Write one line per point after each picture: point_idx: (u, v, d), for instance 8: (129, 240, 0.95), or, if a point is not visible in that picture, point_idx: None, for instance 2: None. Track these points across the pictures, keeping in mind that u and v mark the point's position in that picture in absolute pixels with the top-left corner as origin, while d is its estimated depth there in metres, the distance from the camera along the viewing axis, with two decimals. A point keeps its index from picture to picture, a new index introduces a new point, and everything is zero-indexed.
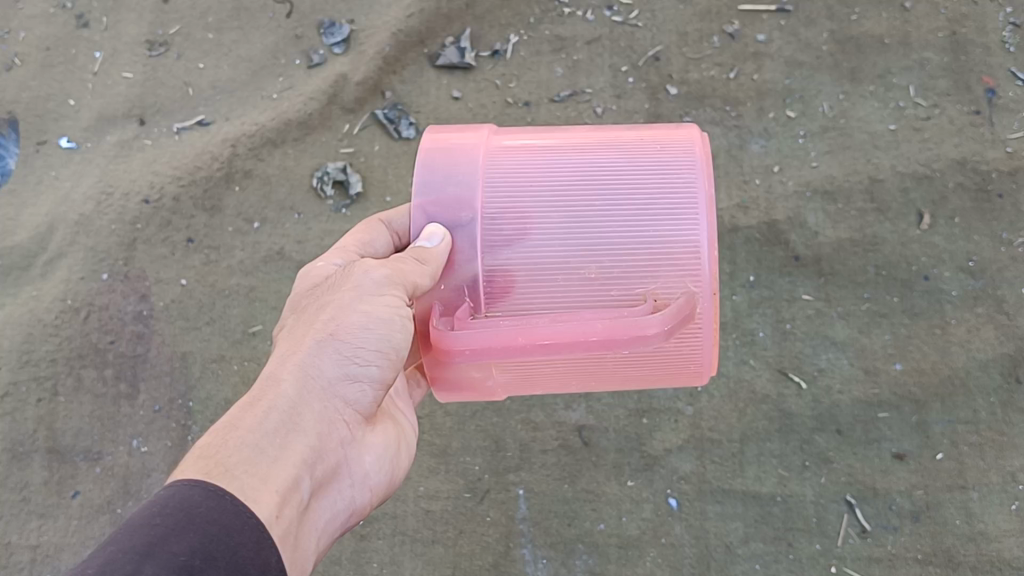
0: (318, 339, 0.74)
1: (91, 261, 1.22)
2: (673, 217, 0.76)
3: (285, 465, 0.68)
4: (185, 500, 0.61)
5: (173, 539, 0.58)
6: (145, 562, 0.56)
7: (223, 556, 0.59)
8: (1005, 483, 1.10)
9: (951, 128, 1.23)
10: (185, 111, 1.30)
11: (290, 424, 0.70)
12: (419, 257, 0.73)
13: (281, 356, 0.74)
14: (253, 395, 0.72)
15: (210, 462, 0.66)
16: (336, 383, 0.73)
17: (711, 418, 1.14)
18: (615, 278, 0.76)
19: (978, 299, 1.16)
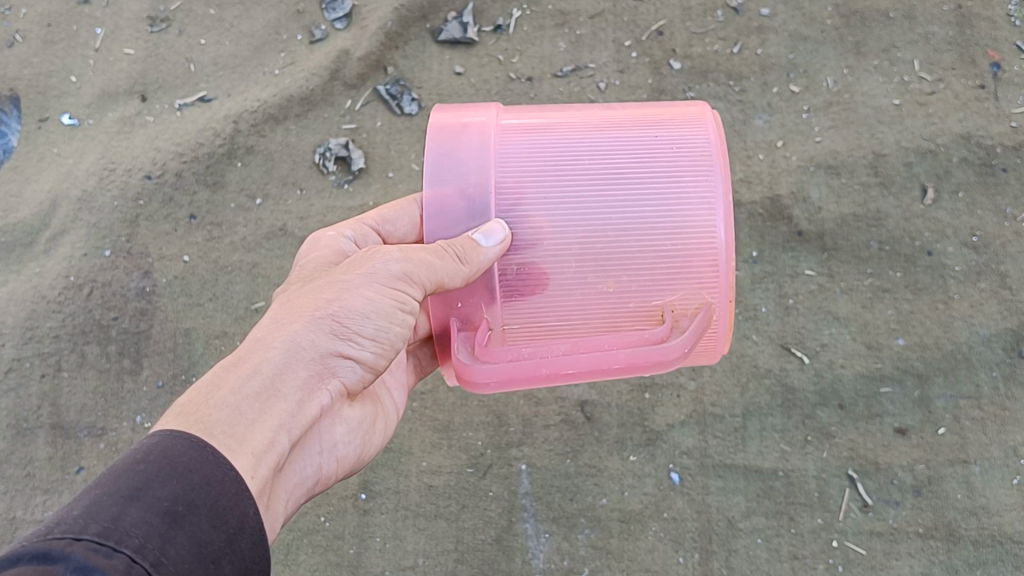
0: (317, 316, 0.71)
1: (93, 238, 1.22)
2: (692, 182, 0.76)
3: (266, 428, 0.66)
4: (168, 449, 0.60)
5: (155, 485, 0.57)
6: (130, 505, 0.55)
7: (204, 503, 0.58)
8: (1007, 457, 1.10)
9: (956, 102, 1.23)
10: (186, 88, 1.30)
11: (274, 389, 0.68)
12: (459, 255, 0.71)
13: (276, 324, 0.72)
14: (239, 356, 0.70)
15: (189, 417, 0.64)
16: (326, 357, 0.71)
17: (713, 393, 1.14)
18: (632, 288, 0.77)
19: (981, 274, 1.16)
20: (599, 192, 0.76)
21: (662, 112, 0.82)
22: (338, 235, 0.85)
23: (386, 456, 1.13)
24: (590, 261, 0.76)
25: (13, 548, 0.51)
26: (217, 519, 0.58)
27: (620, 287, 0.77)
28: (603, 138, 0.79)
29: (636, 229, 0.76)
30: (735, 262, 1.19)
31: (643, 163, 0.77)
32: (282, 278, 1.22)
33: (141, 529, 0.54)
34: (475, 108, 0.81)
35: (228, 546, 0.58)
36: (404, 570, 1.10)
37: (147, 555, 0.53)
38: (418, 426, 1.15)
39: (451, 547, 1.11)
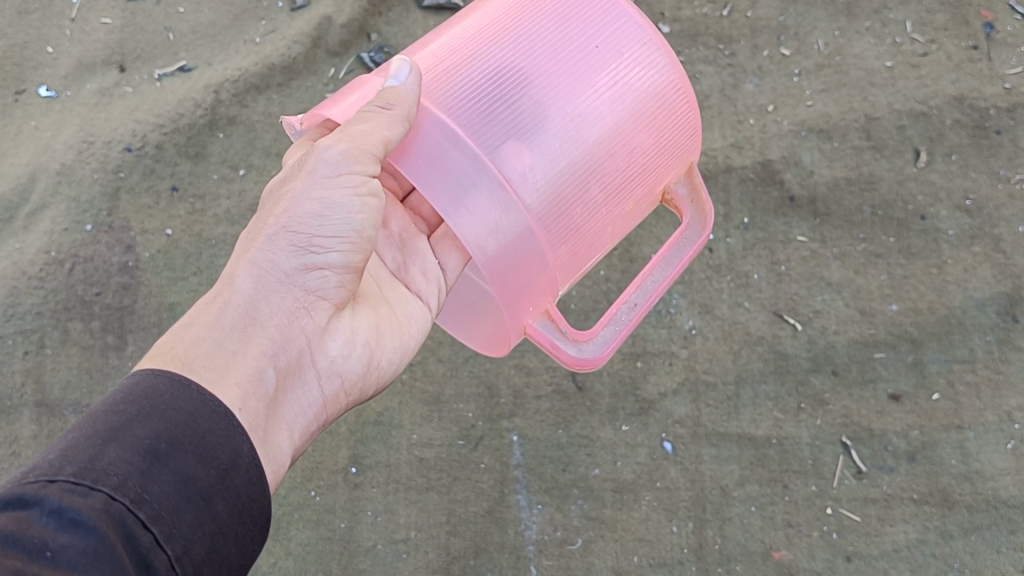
0: (273, 231, 0.73)
1: (74, 212, 1.20)
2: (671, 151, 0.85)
3: (247, 356, 0.67)
4: (150, 389, 0.60)
5: (137, 424, 0.57)
6: (110, 444, 0.56)
7: (190, 440, 0.58)
8: (1001, 421, 1.09)
9: (949, 63, 1.21)
10: (166, 57, 1.27)
11: (249, 317, 0.70)
12: (383, 102, 0.71)
13: (245, 253, 0.73)
14: (212, 293, 0.72)
15: (165, 356, 0.65)
16: (296, 273, 0.73)
17: (706, 360, 1.13)
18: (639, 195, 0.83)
19: (975, 238, 1.15)
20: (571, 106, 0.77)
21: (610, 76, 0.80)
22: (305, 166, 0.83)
23: (377, 429, 1.13)
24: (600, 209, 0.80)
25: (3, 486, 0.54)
26: (204, 456, 0.58)
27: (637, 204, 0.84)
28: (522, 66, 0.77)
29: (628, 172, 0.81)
30: (726, 229, 1.17)
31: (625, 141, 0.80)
32: None
33: (120, 469, 0.54)
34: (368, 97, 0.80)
35: (219, 483, 0.58)
36: (397, 543, 1.09)
37: (127, 493, 0.54)
38: (408, 398, 1.14)
39: (443, 520, 1.10)
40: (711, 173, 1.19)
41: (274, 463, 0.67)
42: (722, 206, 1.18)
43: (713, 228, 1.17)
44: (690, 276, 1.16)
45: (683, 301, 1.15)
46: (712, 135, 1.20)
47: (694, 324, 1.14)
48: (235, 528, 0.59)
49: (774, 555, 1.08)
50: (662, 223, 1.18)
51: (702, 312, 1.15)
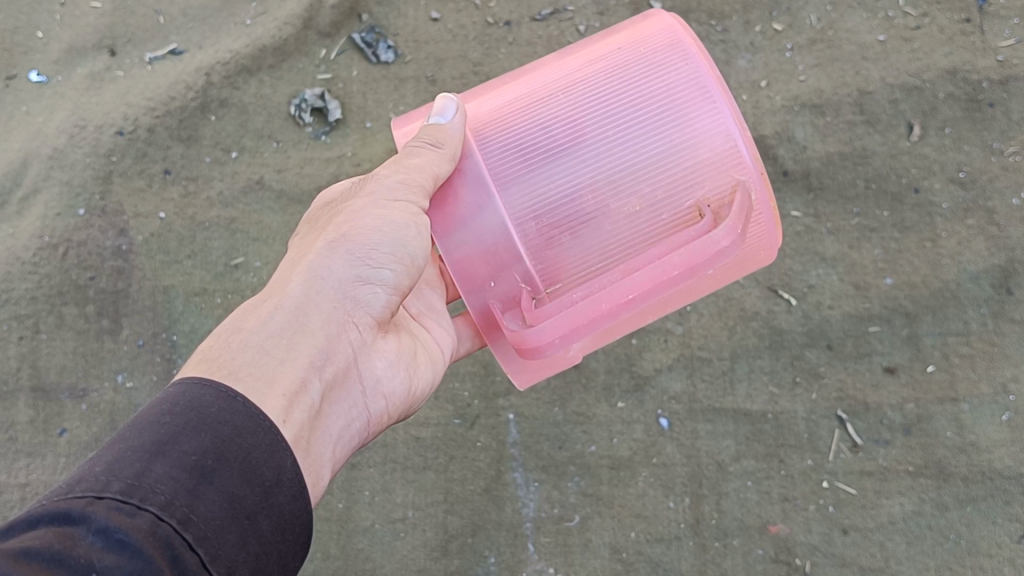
0: (330, 242, 0.74)
1: (66, 197, 1.20)
2: (687, 142, 0.71)
3: (294, 365, 0.68)
4: (196, 400, 0.59)
5: (183, 439, 0.56)
6: (156, 460, 0.54)
7: (236, 457, 0.57)
8: (996, 393, 1.09)
9: (941, 37, 1.21)
10: (156, 40, 1.27)
11: (296, 326, 0.70)
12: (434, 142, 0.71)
13: (296, 266, 0.74)
14: (266, 296, 0.73)
15: (215, 363, 0.65)
16: (348, 286, 0.73)
17: (701, 336, 1.13)
18: (653, 196, 0.71)
19: (969, 211, 1.15)
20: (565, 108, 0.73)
21: (632, 66, 0.75)
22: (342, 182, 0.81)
23: None
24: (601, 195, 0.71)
25: (41, 505, 0.51)
26: (249, 473, 0.57)
27: (642, 200, 0.71)
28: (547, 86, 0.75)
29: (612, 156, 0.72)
30: None
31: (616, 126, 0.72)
32: (262, 233, 1.20)
33: (167, 486, 0.53)
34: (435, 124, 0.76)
35: (263, 502, 0.57)
36: (394, 523, 1.10)
37: (175, 512, 0.52)
38: None
39: (440, 498, 1.10)
40: None
41: (315, 476, 0.67)
42: None
43: None
44: None
45: None
46: None
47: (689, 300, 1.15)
48: (277, 546, 0.58)
49: (770, 529, 1.08)
50: None
51: None
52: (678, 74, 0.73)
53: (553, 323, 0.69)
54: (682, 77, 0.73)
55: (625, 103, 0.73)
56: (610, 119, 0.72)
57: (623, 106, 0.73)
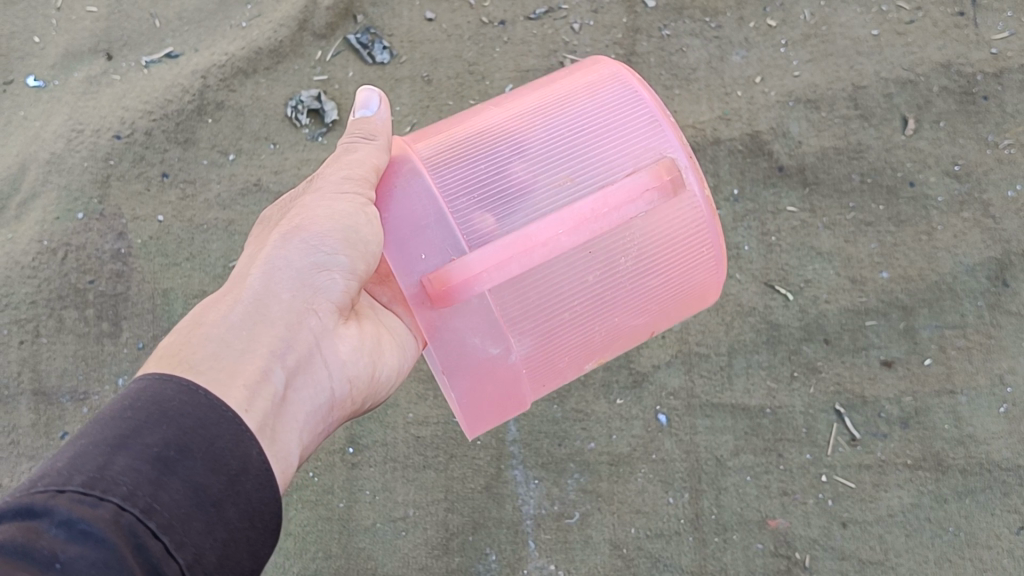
0: (285, 233, 0.72)
1: (65, 201, 1.20)
2: (614, 138, 0.76)
3: (253, 358, 0.66)
4: (157, 394, 0.58)
5: (145, 431, 0.55)
6: (117, 454, 0.54)
7: (199, 447, 0.56)
8: (993, 385, 1.10)
9: (935, 30, 1.21)
10: (153, 44, 1.28)
11: (256, 318, 0.68)
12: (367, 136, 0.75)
13: (253, 262, 0.72)
14: (225, 291, 0.71)
15: (171, 358, 0.64)
16: (306, 274, 0.71)
17: (699, 332, 1.14)
18: (586, 176, 0.74)
19: (964, 204, 1.15)
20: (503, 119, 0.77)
21: (565, 92, 0.80)
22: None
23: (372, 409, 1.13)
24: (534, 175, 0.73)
25: (6, 501, 0.51)
26: (214, 462, 0.56)
27: (573, 177, 0.73)
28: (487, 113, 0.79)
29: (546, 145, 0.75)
30: (716, 201, 1.18)
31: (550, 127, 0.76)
32: None
33: (129, 478, 0.52)
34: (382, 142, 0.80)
35: (230, 488, 0.57)
36: (395, 521, 1.10)
37: (138, 502, 0.51)
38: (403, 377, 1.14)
39: (441, 496, 1.11)
40: (700, 145, 1.19)
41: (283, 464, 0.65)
42: (711, 178, 1.18)
43: None
44: None
45: None
46: (700, 107, 1.21)
47: None
48: (246, 533, 0.57)
49: (770, 523, 1.09)
50: None
51: None
52: (607, 92, 0.79)
53: (482, 252, 0.68)
54: (611, 98, 0.79)
55: (558, 113, 0.77)
56: (545, 123, 0.76)
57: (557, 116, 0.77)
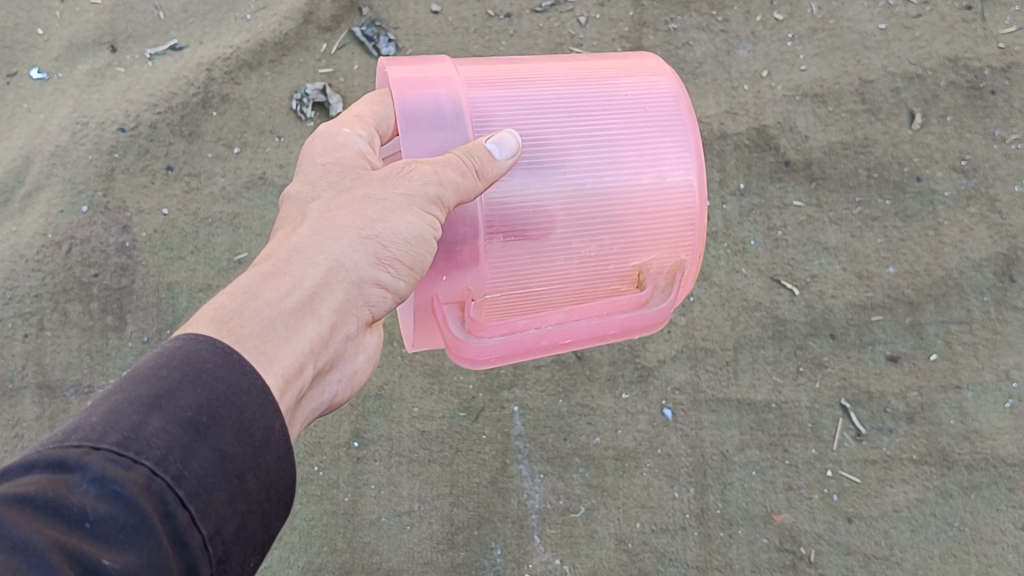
0: (359, 235, 0.67)
1: (70, 194, 1.20)
2: (657, 217, 0.76)
3: (298, 347, 0.63)
4: (192, 354, 0.57)
5: (180, 393, 0.54)
6: (152, 414, 0.52)
7: (229, 415, 0.55)
8: (999, 380, 1.10)
9: (942, 25, 1.21)
10: (157, 36, 1.27)
11: (306, 307, 0.65)
12: (479, 170, 0.67)
13: (315, 231, 0.68)
14: (278, 263, 0.66)
15: (225, 325, 0.61)
16: (364, 281, 0.68)
17: (705, 327, 1.14)
18: (613, 254, 0.76)
19: (971, 199, 1.15)
20: (567, 139, 0.74)
21: (628, 118, 0.77)
22: (353, 132, 0.76)
23: (377, 403, 1.13)
24: (575, 240, 0.74)
25: (45, 447, 0.50)
26: (242, 432, 0.55)
27: (602, 249, 0.76)
28: (550, 110, 0.75)
29: (600, 201, 0.74)
30: (722, 196, 1.17)
31: (609, 174, 0.74)
32: (265, 228, 1.20)
33: (162, 441, 0.51)
34: (430, 62, 0.77)
35: (254, 461, 0.55)
36: (400, 516, 1.10)
37: (169, 468, 0.50)
38: (409, 371, 1.14)
39: (446, 491, 1.11)
40: (706, 140, 1.18)
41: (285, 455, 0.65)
42: (717, 173, 1.18)
43: (709, 195, 1.17)
44: None
45: None
46: (706, 102, 1.20)
47: (692, 291, 1.15)
48: (262, 506, 0.56)
49: (775, 518, 1.08)
50: None
51: (700, 280, 1.15)
52: (669, 126, 0.77)
53: (500, 342, 0.72)
54: (670, 144, 0.77)
55: (621, 157, 0.75)
56: (605, 168, 0.74)
57: (616, 163, 0.75)
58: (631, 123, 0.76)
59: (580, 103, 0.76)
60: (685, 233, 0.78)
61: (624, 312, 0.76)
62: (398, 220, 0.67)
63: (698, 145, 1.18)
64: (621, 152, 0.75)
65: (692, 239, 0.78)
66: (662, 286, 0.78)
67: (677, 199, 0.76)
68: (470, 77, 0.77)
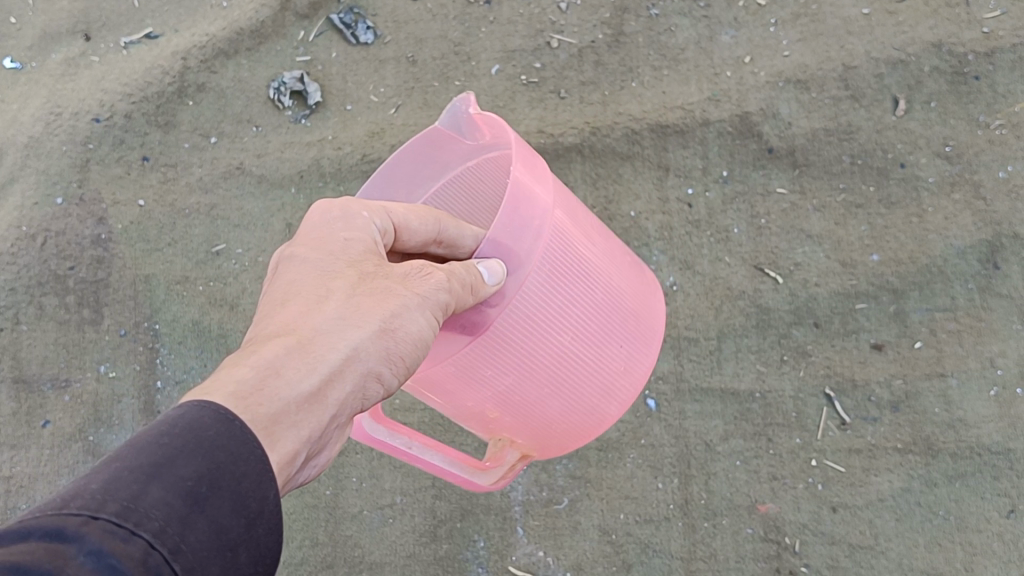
0: (376, 324, 0.65)
1: (44, 185, 1.18)
2: (557, 429, 0.84)
3: (303, 437, 0.60)
4: (195, 422, 0.54)
5: (180, 461, 0.52)
6: (151, 483, 0.50)
7: (227, 485, 0.53)
8: (983, 368, 1.08)
9: (926, 9, 1.19)
10: (132, 24, 1.25)
11: (318, 391, 0.61)
12: (471, 288, 0.69)
13: (339, 310, 0.64)
14: (299, 334, 0.63)
15: (245, 397, 0.57)
16: (372, 373, 0.65)
17: (687, 316, 1.13)
18: (502, 422, 0.83)
19: (955, 185, 1.14)
20: (574, 338, 0.78)
21: (614, 356, 0.83)
22: (371, 220, 0.71)
23: None
24: (496, 399, 0.80)
25: (28, 518, 0.46)
26: (238, 504, 0.53)
27: (500, 416, 0.83)
28: (580, 302, 0.78)
29: (546, 394, 0.80)
30: (705, 183, 1.17)
31: (569, 381, 0.80)
32: (243, 219, 1.19)
33: (161, 513, 0.49)
34: (541, 177, 0.75)
35: (246, 533, 0.53)
36: (383, 508, 1.10)
37: (166, 542, 0.48)
38: None
39: (428, 483, 1.10)
40: (689, 127, 1.18)
41: None
42: (700, 160, 1.17)
43: (692, 181, 1.17)
44: (669, 232, 1.15)
45: (663, 257, 1.15)
46: (689, 88, 1.19)
47: (674, 280, 1.15)
48: None
49: (759, 508, 1.08)
50: (640, 179, 1.18)
51: (682, 268, 1.15)
52: (628, 386, 0.85)
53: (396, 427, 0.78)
54: (614, 404, 0.84)
55: (586, 378, 0.81)
56: (572, 379, 0.80)
57: (580, 378, 0.80)
58: (607, 359, 0.82)
59: (602, 310, 0.80)
60: (571, 443, 0.87)
61: (467, 479, 0.84)
62: (413, 319, 0.66)
63: (681, 131, 1.18)
64: (590, 372, 0.81)
65: (555, 449, 0.88)
66: (506, 466, 0.86)
67: (584, 426, 0.85)
68: (558, 222, 0.76)
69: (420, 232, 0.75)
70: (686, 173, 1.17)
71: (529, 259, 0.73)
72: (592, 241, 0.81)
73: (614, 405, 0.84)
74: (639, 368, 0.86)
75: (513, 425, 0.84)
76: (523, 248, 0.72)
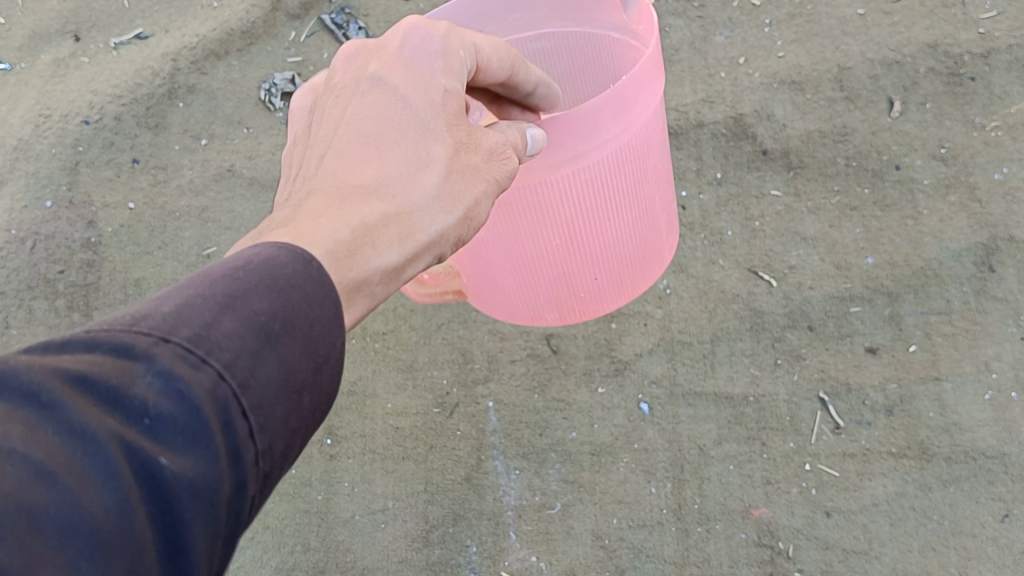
0: (456, 208, 0.63)
1: (33, 188, 1.18)
2: (514, 306, 0.87)
3: (375, 299, 0.58)
4: (272, 260, 0.49)
5: (256, 297, 0.46)
6: (225, 315, 0.44)
7: (302, 328, 0.48)
8: (979, 372, 1.08)
9: (922, 9, 1.19)
10: (121, 25, 1.24)
11: (397, 250, 0.60)
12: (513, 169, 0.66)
13: (429, 178, 0.62)
14: (383, 194, 0.60)
15: (341, 254, 0.55)
16: (436, 251, 0.64)
17: (681, 320, 1.12)
18: (481, 285, 0.86)
19: (950, 187, 1.13)
20: (569, 250, 0.79)
21: (603, 272, 0.83)
22: (466, 55, 0.68)
23: (351, 400, 1.13)
24: (488, 262, 0.82)
25: (96, 330, 0.43)
26: (314, 349, 0.48)
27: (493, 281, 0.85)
28: (592, 228, 0.78)
29: (519, 272, 0.82)
30: (699, 185, 1.16)
31: (550, 272, 0.81)
32: (234, 221, 1.17)
33: (234, 345, 0.44)
34: (648, 88, 0.73)
35: (314, 379, 0.48)
36: (375, 513, 1.10)
37: (238, 374, 0.43)
38: (382, 366, 1.14)
39: (420, 488, 1.10)
40: (682, 130, 1.18)
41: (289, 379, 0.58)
42: (694, 162, 1.17)
43: (685, 184, 1.16)
44: None
45: None
46: (683, 89, 1.19)
47: (668, 283, 1.14)
48: (310, 431, 0.49)
49: (753, 513, 1.07)
50: None
51: (676, 271, 1.14)
52: (593, 305, 0.88)
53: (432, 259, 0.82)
54: (569, 308, 0.87)
55: (558, 280, 0.83)
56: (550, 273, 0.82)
57: (555, 275, 0.82)
58: (590, 269, 0.83)
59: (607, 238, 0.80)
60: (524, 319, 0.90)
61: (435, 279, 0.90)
62: (484, 207, 0.65)
63: (674, 134, 1.18)
64: (570, 273, 0.82)
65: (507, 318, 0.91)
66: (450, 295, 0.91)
67: (533, 314, 0.88)
68: (633, 139, 0.74)
69: (498, 71, 0.72)
70: (679, 176, 1.17)
71: (586, 158, 0.72)
72: (639, 189, 0.79)
73: (579, 314, 0.88)
74: (613, 298, 0.88)
75: (499, 287, 0.85)
76: (586, 142, 0.71)
